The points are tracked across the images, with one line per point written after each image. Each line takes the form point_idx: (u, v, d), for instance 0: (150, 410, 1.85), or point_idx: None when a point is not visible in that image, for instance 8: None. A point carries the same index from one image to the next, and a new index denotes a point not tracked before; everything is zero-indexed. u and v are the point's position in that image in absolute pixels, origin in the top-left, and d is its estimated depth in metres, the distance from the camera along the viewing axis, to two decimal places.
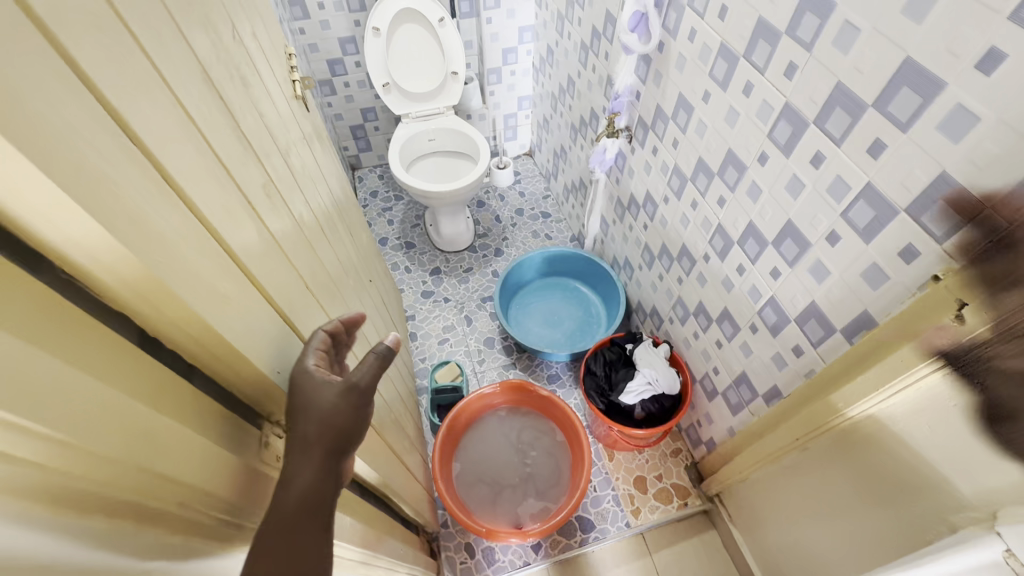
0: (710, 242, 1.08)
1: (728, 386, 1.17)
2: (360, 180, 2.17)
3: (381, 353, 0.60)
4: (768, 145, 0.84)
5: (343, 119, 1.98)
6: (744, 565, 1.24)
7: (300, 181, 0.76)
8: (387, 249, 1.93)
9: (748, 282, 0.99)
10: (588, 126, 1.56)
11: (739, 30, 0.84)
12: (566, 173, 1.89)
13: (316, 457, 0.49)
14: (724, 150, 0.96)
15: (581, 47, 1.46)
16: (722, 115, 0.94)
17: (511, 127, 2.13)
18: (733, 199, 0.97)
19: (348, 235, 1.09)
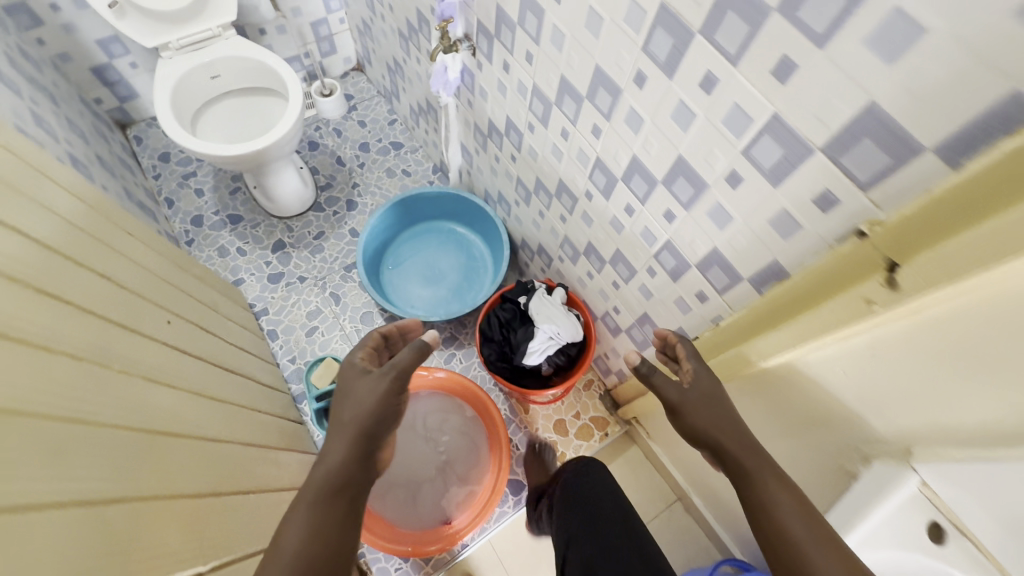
0: (590, 178, 0.91)
1: (631, 324, 1.08)
2: (138, 141, 1.61)
3: (415, 344, 0.78)
4: (644, 62, 0.65)
5: (72, 60, 1.38)
6: (670, 474, 1.31)
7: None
8: (205, 231, 1.51)
9: (640, 223, 0.85)
10: (418, 33, 1.22)
11: None
12: (407, 92, 1.55)
13: (343, 441, 0.69)
14: (590, 66, 0.75)
15: None
16: (582, 22, 0.71)
17: (324, 37, 1.66)
18: (610, 128, 0.78)
19: (115, 266, 0.76)
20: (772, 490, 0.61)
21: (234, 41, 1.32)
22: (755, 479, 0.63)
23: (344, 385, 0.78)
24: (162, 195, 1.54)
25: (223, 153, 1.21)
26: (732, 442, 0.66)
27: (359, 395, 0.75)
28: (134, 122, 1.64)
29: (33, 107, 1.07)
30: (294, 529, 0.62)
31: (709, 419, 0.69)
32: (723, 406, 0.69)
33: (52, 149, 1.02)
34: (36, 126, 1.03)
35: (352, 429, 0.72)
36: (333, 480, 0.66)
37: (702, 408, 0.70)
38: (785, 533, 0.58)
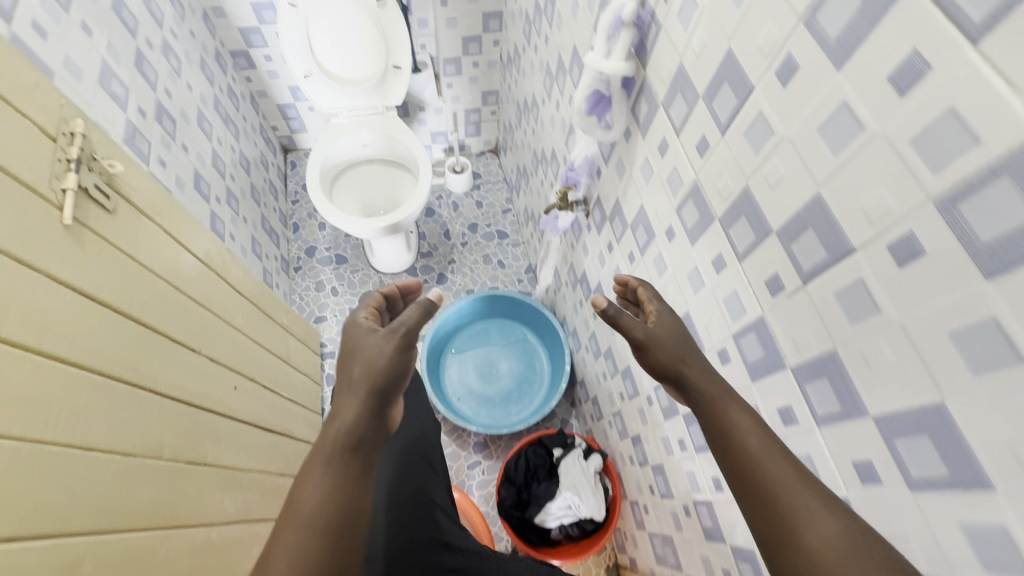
0: (654, 388, 0.87)
1: (655, 533, 0.98)
2: (293, 166, 1.85)
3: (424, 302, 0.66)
4: (730, 346, 0.61)
5: (267, 97, 1.63)
6: None
7: (33, 387, 0.50)
8: (314, 263, 1.67)
9: (688, 464, 0.79)
10: (549, 164, 1.27)
11: (717, 183, 0.58)
12: (527, 195, 1.62)
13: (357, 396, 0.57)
14: (682, 307, 0.72)
15: (548, 68, 1.14)
16: (685, 271, 0.69)
17: (473, 122, 1.79)
18: None
19: (212, 332, 0.86)
20: (739, 425, 0.50)
21: (393, 121, 1.48)
22: (727, 431, 0.50)
23: (349, 343, 0.65)
24: (293, 219, 1.75)
25: (345, 222, 1.34)
26: (697, 372, 0.56)
27: (366, 351, 0.62)
28: (296, 149, 1.88)
29: (216, 146, 1.27)
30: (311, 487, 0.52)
31: (671, 340, 0.60)
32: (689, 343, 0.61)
33: (215, 189, 1.20)
34: (212, 167, 1.21)
35: (362, 387, 0.59)
36: (351, 436, 0.55)
37: (672, 344, 0.61)
38: (766, 482, 0.45)
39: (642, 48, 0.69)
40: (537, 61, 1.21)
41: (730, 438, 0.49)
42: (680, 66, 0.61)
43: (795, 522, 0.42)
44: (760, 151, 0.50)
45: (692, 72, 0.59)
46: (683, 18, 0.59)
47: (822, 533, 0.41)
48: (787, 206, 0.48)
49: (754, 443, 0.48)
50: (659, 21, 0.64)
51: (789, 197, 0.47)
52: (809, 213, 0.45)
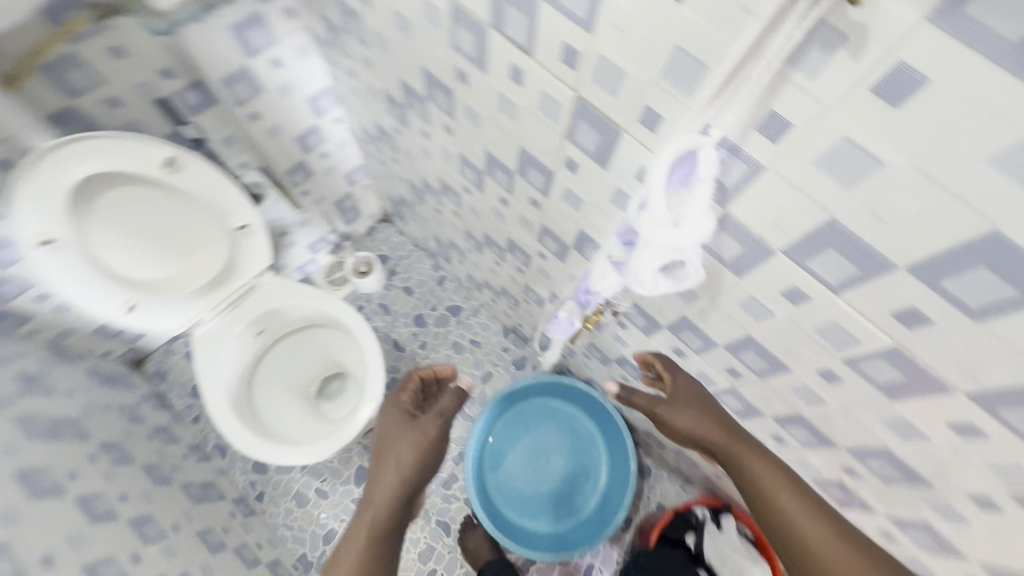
0: (813, 480, 0.75)
1: None
2: (162, 376, 1.38)
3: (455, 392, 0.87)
4: (1005, 501, 0.48)
5: (74, 334, 1.13)
6: None
7: None
8: (274, 476, 1.31)
9: (903, 550, 0.70)
10: (506, 251, 1.01)
11: (961, 362, 0.40)
12: (467, 266, 1.34)
13: (391, 484, 0.77)
14: (868, 437, 0.58)
15: (464, 161, 0.84)
16: (875, 413, 0.54)
17: (349, 208, 1.41)
18: (885, 486, 0.62)
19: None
20: (761, 475, 0.63)
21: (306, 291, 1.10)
22: (760, 482, 0.62)
23: (385, 431, 0.84)
24: (212, 441, 1.33)
25: (295, 457, 0.99)
26: (716, 432, 0.66)
27: (404, 443, 0.81)
28: (150, 353, 1.39)
29: (72, 483, 0.85)
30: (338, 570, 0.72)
31: (697, 407, 0.69)
32: (703, 400, 0.69)
33: (121, 546, 0.81)
34: (95, 521, 0.81)
35: (398, 477, 0.78)
36: (382, 522, 0.75)
37: (687, 410, 0.69)
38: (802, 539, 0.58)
39: (718, 186, 0.45)
40: (434, 147, 0.90)
41: (759, 487, 0.62)
42: (832, 226, 0.40)
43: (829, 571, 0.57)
44: None
45: (870, 239, 0.38)
46: (833, 174, 0.37)
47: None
48: None
49: (776, 492, 0.61)
50: (754, 160, 0.41)
51: None
52: None
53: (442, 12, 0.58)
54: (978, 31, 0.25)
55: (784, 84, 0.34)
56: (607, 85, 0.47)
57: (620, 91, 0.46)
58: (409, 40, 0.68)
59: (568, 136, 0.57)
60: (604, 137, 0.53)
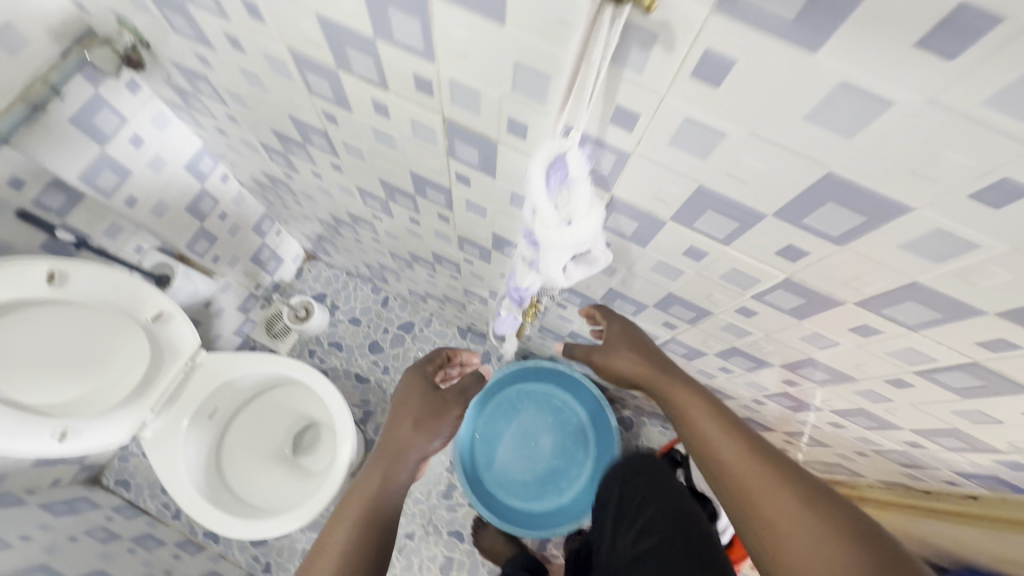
0: (766, 395, 0.82)
1: (812, 460, 1.02)
2: (125, 483, 1.31)
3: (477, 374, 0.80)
4: (913, 377, 0.54)
5: (12, 476, 1.05)
6: None
7: None
8: (276, 543, 1.28)
9: (854, 433, 0.78)
10: (435, 262, 1.01)
11: (844, 279, 0.45)
12: (404, 282, 1.32)
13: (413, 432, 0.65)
14: (795, 352, 0.63)
15: (364, 191, 0.82)
16: (793, 334, 0.58)
17: (268, 259, 1.36)
18: (822, 387, 0.68)
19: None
20: (688, 405, 0.59)
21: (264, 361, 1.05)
22: (691, 417, 0.58)
23: (409, 393, 0.71)
24: (202, 530, 1.29)
25: (266, 533, 0.96)
26: (642, 368, 0.63)
27: (431, 399, 0.70)
28: (105, 465, 1.31)
29: None
30: (343, 529, 0.57)
31: (631, 350, 0.66)
32: (637, 341, 0.66)
33: None
34: None
35: (424, 427, 0.67)
36: (392, 480, 0.62)
37: (618, 351, 0.66)
38: (733, 475, 0.53)
39: (597, 176, 0.47)
40: (331, 183, 0.87)
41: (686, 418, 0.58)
42: (703, 191, 0.42)
43: (762, 510, 0.50)
44: (943, 260, 0.37)
45: (738, 196, 0.41)
46: (689, 149, 0.39)
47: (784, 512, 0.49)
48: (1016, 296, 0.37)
49: (703, 422, 0.57)
50: (619, 149, 0.42)
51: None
52: None
53: (287, 64, 0.56)
54: (759, 15, 0.27)
55: (619, 82, 0.36)
56: (467, 106, 0.47)
57: (481, 108, 0.46)
58: (265, 93, 0.65)
59: (449, 154, 0.57)
60: (482, 150, 0.53)
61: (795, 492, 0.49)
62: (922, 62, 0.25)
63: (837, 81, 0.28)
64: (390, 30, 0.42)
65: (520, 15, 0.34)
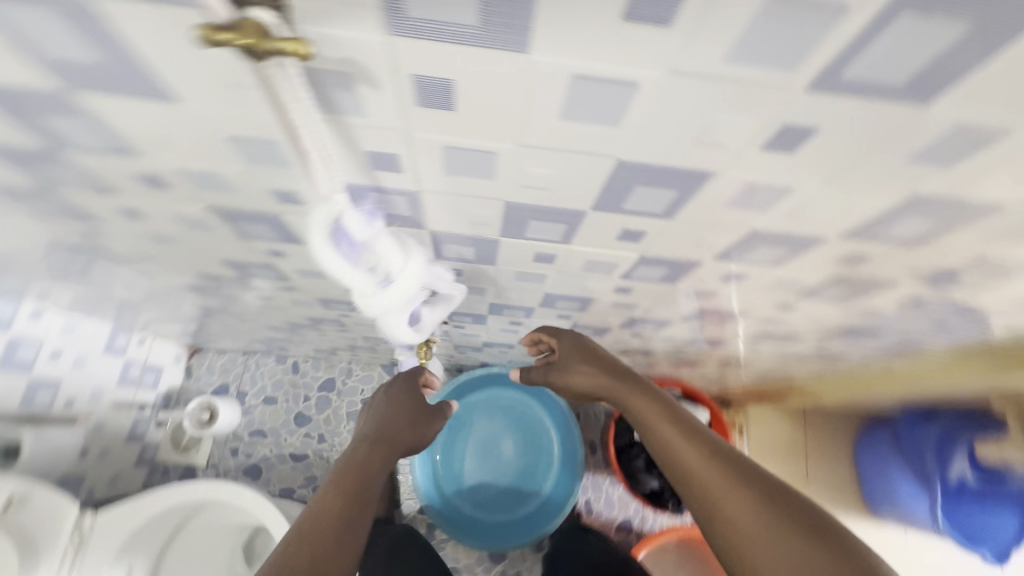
0: (684, 343, 0.81)
1: (748, 376, 1.04)
2: None
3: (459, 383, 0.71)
4: (795, 300, 0.53)
5: None
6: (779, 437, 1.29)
7: None
8: None
9: (771, 350, 0.78)
10: (316, 323, 0.91)
11: (691, 244, 0.41)
12: (303, 345, 1.20)
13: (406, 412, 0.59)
14: (688, 307, 0.60)
15: (195, 284, 0.71)
16: (676, 295, 0.55)
17: (143, 374, 1.19)
18: (725, 327, 0.67)
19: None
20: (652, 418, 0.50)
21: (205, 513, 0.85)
22: (652, 427, 0.50)
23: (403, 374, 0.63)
24: None
25: None
26: (602, 378, 0.54)
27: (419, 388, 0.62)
28: None
29: None
30: (334, 494, 0.50)
31: (584, 360, 0.56)
32: (596, 350, 0.56)
33: None
34: None
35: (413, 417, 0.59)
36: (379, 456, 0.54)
37: (572, 365, 0.56)
38: (700, 485, 0.45)
39: (401, 219, 0.40)
40: (158, 285, 0.75)
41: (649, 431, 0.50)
42: (514, 206, 0.37)
43: (731, 524, 0.43)
44: (768, 208, 0.34)
45: (550, 203, 0.36)
46: (472, 173, 0.32)
47: (751, 521, 0.42)
48: (847, 219, 0.34)
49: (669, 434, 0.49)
50: (404, 190, 0.36)
51: (852, 214, 0.34)
52: (907, 207, 0.32)
53: None
54: (440, 22, 0.21)
55: (349, 129, 0.29)
56: (216, 188, 0.38)
57: (233, 188, 0.38)
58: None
59: (243, 236, 0.48)
60: (272, 224, 0.44)
61: (766, 504, 0.43)
62: (639, 33, 0.21)
63: (569, 72, 0.23)
64: (63, 138, 0.33)
65: (185, 89, 0.26)
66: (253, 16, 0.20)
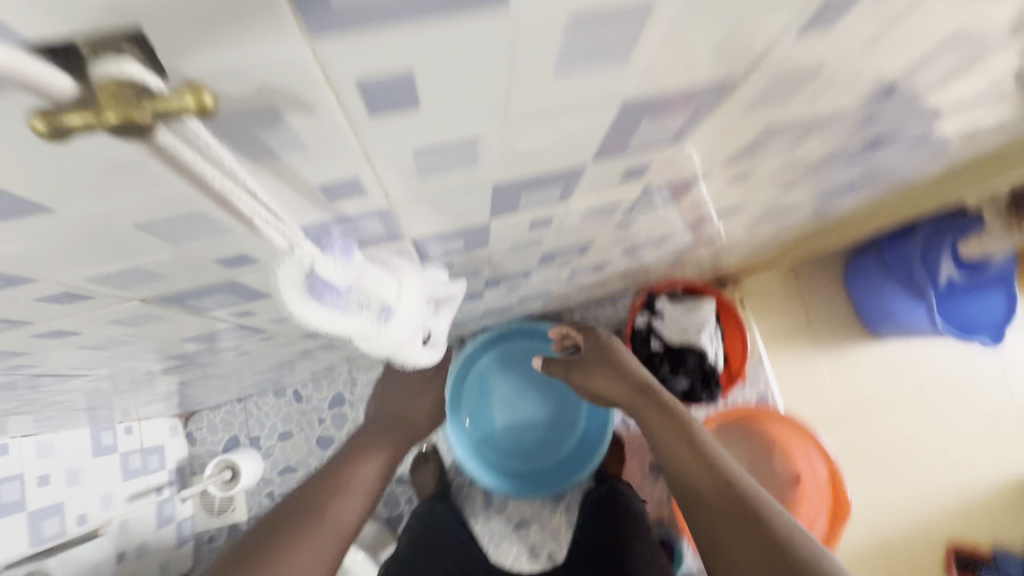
0: (681, 248, 0.78)
1: (742, 255, 1.04)
2: None
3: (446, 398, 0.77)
4: (800, 176, 0.50)
5: None
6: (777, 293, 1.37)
7: None
8: None
9: (767, 226, 0.77)
10: (306, 353, 0.85)
11: (701, 159, 0.36)
12: (297, 374, 1.13)
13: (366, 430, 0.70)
14: (689, 218, 0.57)
15: (162, 365, 0.63)
16: (679, 210, 0.51)
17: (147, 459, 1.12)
18: (726, 222, 0.65)
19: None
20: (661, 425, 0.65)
21: None
22: (661, 430, 0.65)
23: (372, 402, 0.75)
24: None
25: None
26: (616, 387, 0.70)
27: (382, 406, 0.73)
28: None
29: None
30: (297, 505, 0.59)
31: (606, 369, 0.72)
32: (614, 359, 0.73)
33: None
34: None
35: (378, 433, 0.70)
36: (341, 472, 0.64)
37: (594, 375, 0.72)
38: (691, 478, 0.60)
39: (377, 239, 0.34)
40: (122, 378, 0.67)
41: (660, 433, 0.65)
42: (504, 186, 0.31)
43: (709, 511, 0.56)
44: (792, 96, 0.29)
45: (547, 168, 0.30)
46: (452, 167, 0.26)
47: (723, 526, 0.54)
48: (875, 79, 0.30)
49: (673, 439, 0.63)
50: (374, 210, 0.30)
51: (882, 72, 0.29)
52: (942, 48, 0.28)
53: None
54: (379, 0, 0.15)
55: (290, 167, 0.22)
56: (144, 280, 0.31)
57: (165, 273, 0.30)
58: None
59: (196, 311, 0.41)
60: (227, 291, 0.37)
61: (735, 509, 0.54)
62: None
63: (567, 13, 0.17)
64: None
65: (57, 192, 0.19)
66: (105, 76, 0.13)
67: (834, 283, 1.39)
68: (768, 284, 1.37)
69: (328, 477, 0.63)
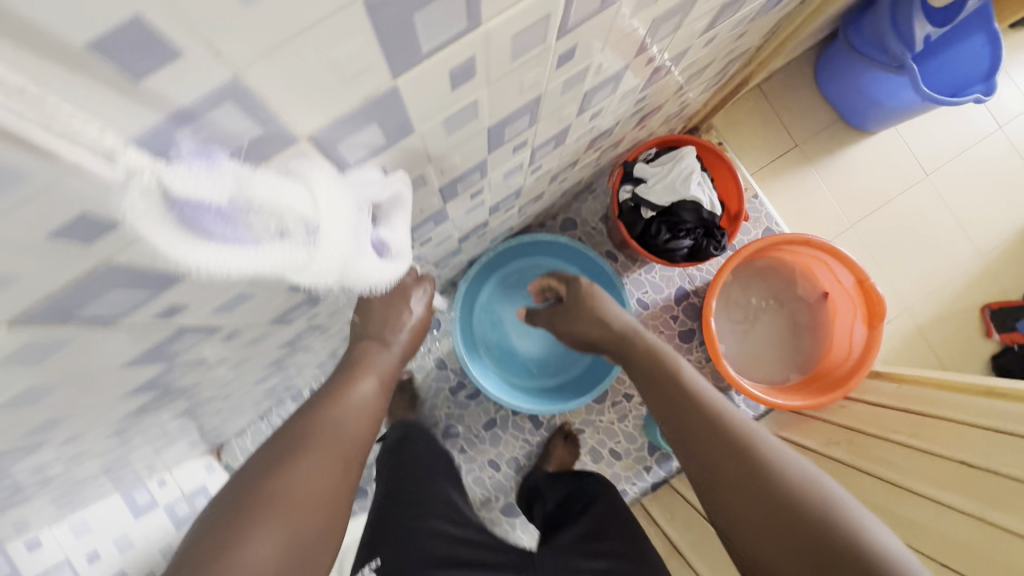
0: (640, 91, 0.70)
1: (705, 86, 0.95)
2: None
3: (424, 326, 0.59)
4: None
5: None
6: (752, 121, 1.28)
7: None
8: None
9: (724, 30, 0.68)
10: (295, 343, 0.79)
11: None
12: (305, 372, 1.08)
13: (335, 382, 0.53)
14: (637, 34, 0.48)
15: (140, 405, 0.57)
16: (622, 20, 0.43)
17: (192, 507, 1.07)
18: (678, 33, 0.56)
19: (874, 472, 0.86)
20: (644, 368, 0.67)
21: None
22: (647, 374, 0.66)
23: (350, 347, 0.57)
24: None
25: None
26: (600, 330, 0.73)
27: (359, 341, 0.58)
28: None
29: None
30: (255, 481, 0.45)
31: (591, 323, 0.75)
32: (596, 298, 0.76)
33: None
34: None
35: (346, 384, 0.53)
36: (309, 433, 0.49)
37: (580, 322, 0.76)
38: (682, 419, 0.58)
39: (251, 145, 0.25)
40: (107, 432, 0.61)
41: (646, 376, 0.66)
42: (381, 1, 0.22)
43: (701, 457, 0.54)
44: None
45: None
46: None
47: (720, 466, 0.52)
48: None
49: (657, 382, 0.64)
50: (213, 90, 0.21)
51: None
52: None
53: None
54: None
55: (18, 10, 0.14)
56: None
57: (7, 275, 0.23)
58: None
59: (109, 322, 0.33)
60: (125, 282, 0.30)
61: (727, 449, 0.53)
62: None
63: None
64: None
65: None
66: None
67: (808, 89, 1.30)
68: (741, 114, 1.28)
69: (288, 437, 0.49)
